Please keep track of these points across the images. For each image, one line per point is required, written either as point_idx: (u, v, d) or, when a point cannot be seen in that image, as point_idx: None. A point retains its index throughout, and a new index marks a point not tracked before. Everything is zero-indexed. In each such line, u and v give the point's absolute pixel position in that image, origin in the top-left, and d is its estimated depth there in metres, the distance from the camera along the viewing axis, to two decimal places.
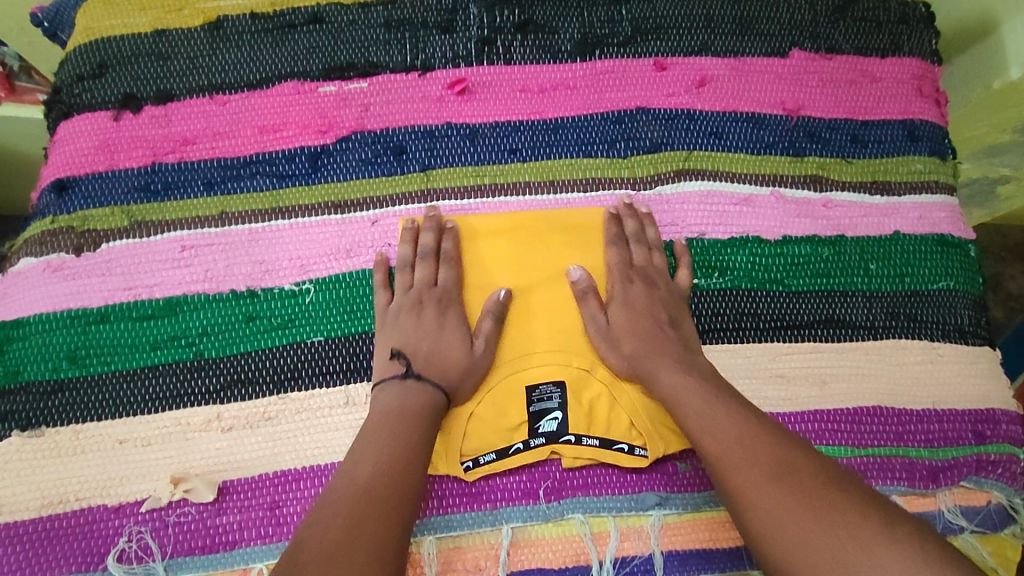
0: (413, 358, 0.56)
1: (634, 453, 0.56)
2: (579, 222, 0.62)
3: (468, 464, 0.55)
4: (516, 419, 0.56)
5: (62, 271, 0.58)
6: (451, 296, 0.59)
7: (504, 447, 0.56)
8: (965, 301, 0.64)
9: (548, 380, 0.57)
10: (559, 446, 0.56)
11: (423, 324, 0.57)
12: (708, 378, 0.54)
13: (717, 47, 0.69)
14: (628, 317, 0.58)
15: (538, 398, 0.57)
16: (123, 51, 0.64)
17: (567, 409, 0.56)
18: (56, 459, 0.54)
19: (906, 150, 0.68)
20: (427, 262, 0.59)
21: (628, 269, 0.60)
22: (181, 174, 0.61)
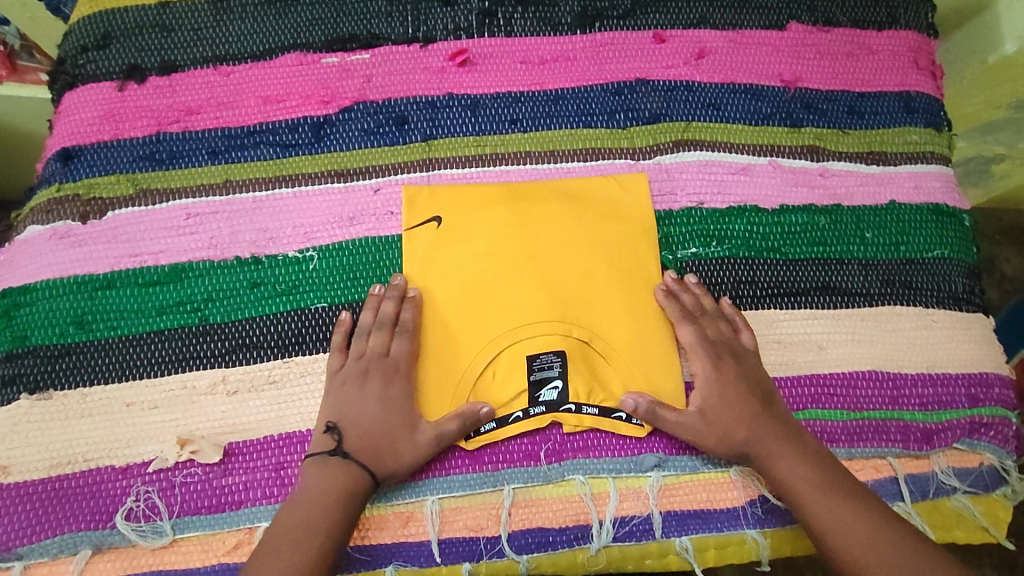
0: (349, 433, 0.53)
1: (632, 420, 0.57)
2: (579, 191, 0.63)
3: (469, 431, 0.56)
4: (516, 388, 0.57)
5: (69, 238, 0.59)
6: (400, 369, 0.56)
7: (504, 414, 0.56)
8: (959, 269, 0.65)
9: (548, 349, 0.57)
10: (559, 413, 0.57)
11: (365, 398, 0.54)
12: (822, 469, 0.54)
13: (716, 20, 0.69)
14: (720, 403, 0.56)
15: (538, 366, 0.57)
16: (127, 22, 0.64)
17: (567, 378, 0.57)
18: (65, 421, 0.54)
19: (902, 121, 0.69)
20: (382, 333, 0.56)
21: (709, 347, 0.58)
22: (185, 144, 0.62)
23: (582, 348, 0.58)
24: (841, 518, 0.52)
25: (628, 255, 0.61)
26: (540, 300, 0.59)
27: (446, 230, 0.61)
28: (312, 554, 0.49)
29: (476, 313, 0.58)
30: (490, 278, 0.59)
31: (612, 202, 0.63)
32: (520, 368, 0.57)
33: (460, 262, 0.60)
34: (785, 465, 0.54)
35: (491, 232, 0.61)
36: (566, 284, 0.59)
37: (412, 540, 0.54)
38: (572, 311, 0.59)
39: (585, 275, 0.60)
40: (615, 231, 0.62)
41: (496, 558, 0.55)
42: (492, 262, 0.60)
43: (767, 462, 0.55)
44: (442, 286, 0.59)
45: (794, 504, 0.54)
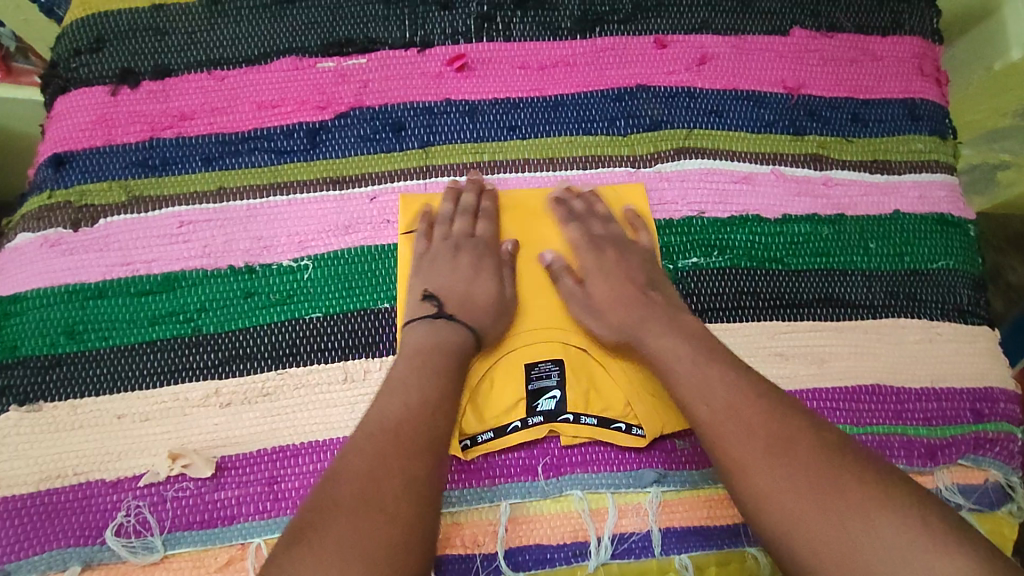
0: (448, 297, 0.56)
1: (632, 432, 0.56)
2: (579, 199, 0.62)
3: (466, 442, 0.55)
4: (513, 396, 0.56)
5: (60, 246, 0.58)
6: (488, 246, 0.60)
7: (502, 425, 0.55)
8: (964, 280, 0.64)
9: (547, 358, 0.57)
10: (558, 424, 0.56)
11: (458, 270, 0.58)
12: (696, 339, 0.53)
13: (718, 26, 0.68)
14: (606, 286, 0.58)
15: (537, 376, 0.57)
16: (121, 26, 0.63)
17: (565, 387, 0.56)
18: (55, 434, 0.53)
19: (906, 129, 0.68)
20: (465, 217, 0.60)
21: (592, 241, 0.60)
22: (179, 150, 0.61)
23: (579, 356, 0.58)
24: (756, 443, 0.46)
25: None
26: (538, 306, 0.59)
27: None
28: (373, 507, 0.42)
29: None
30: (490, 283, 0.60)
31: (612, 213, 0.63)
32: (517, 375, 0.57)
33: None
34: (660, 338, 0.53)
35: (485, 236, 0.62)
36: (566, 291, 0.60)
37: None
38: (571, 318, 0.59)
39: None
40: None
41: None
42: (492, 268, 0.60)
43: (643, 336, 0.54)
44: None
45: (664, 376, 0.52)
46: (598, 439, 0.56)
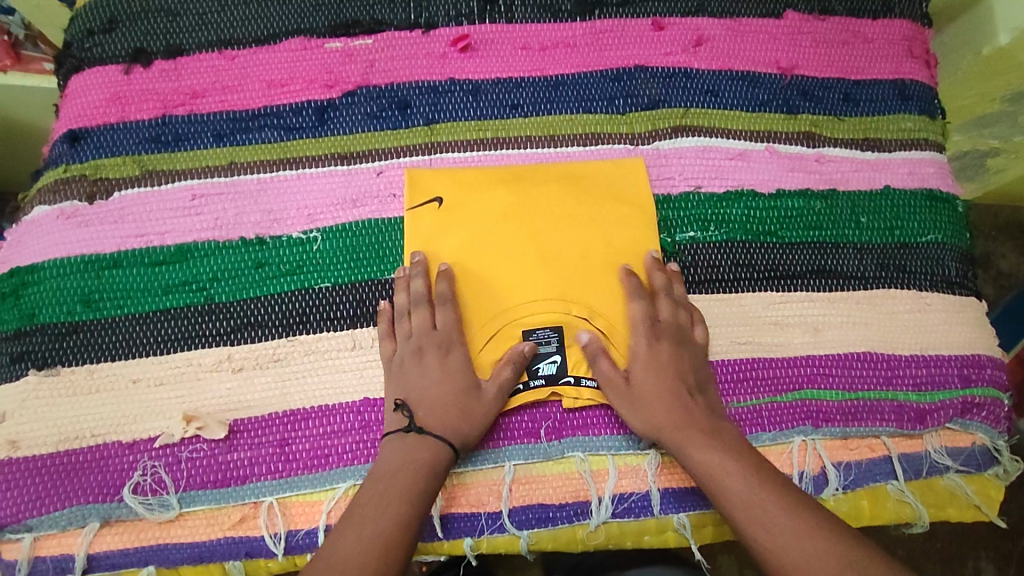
0: (420, 406, 0.54)
1: None
2: (579, 172, 0.64)
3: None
4: (515, 360, 0.58)
5: (76, 218, 0.59)
6: (452, 338, 0.57)
7: None
8: (953, 253, 0.67)
9: (546, 326, 0.59)
10: (558, 387, 0.57)
11: (426, 373, 0.55)
12: (741, 455, 0.53)
13: (713, 9, 0.70)
14: (654, 381, 0.56)
15: (537, 342, 0.58)
16: (133, 7, 0.65)
17: (566, 352, 0.58)
18: (73, 397, 0.55)
19: (895, 107, 0.70)
20: (423, 308, 0.57)
21: (654, 327, 0.58)
22: (190, 127, 0.63)
23: (578, 323, 0.59)
24: (792, 522, 0.49)
25: (625, 231, 0.62)
26: (538, 277, 0.60)
27: (448, 209, 0.61)
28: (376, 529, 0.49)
29: (478, 287, 0.59)
30: (492, 252, 0.60)
31: (610, 182, 0.64)
32: (518, 339, 0.58)
33: (460, 237, 0.61)
34: (705, 449, 0.53)
35: (487, 209, 0.61)
36: (565, 262, 0.60)
37: None
38: (571, 290, 0.60)
39: (583, 254, 0.61)
40: (612, 211, 0.63)
41: (497, 533, 0.56)
42: (492, 236, 0.61)
43: (689, 443, 0.54)
44: (446, 261, 0.60)
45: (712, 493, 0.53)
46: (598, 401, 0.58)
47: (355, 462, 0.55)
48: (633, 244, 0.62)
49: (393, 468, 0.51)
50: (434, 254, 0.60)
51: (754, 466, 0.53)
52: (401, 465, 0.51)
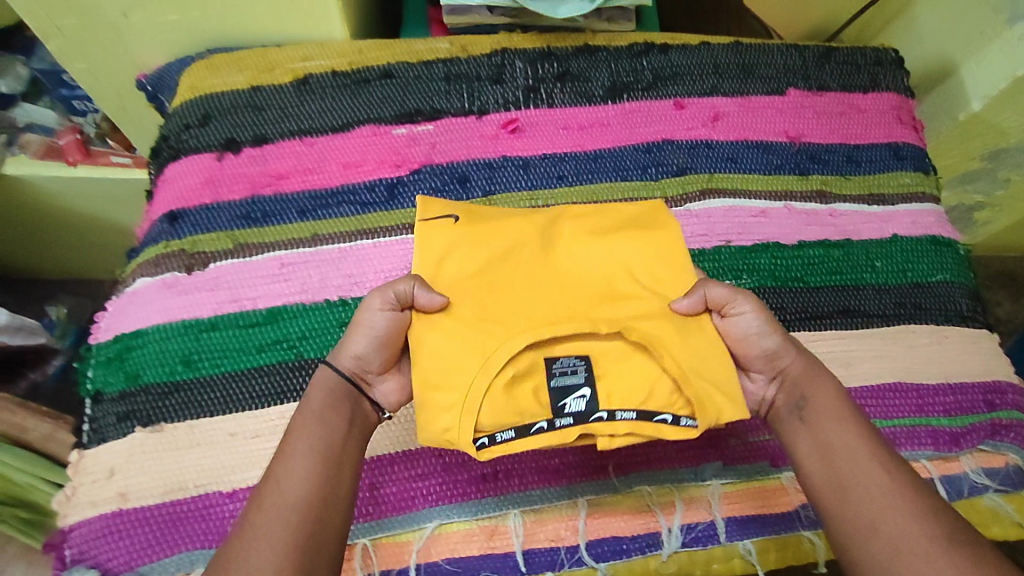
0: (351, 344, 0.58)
1: (680, 423, 0.54)
2: (590, 210, 0.65)
3: (483, 440, 0.53)
4: (537, 392, 0.55)
5: (175, 287, 0.66)
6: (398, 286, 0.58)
7: (526, 426, 0.53)
8: (961, 291, 0.74)
9: (573, 354, 0.56)
10: (590, 424, 0.54)
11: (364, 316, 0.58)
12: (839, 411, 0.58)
13: (725, 90, 0.81)
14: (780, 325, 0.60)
15: (561, 371, 0.55)
16: (224, 104, 0.75)
17: (594, 385, 0.55)
18: (176, 452, 0.59)
19: (894, 167, 0.80)
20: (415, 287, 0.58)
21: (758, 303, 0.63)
22: (277, 204, 0.70)
23: (605, 346, 0.57)
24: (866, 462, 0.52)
25: (658, 255, 0.61)
26: (557, 300, 0.58)
27: (464, 224, 0.62)
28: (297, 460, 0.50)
29: (501, 308, 0.57)
30: (514, 274, 0.59)
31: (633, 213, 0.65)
32: (538, 370, 0.56)
33: (478, 258, 0.59)
34: (827, 387, 0.57)
35: (518, 234, 0.62)
36: (586, 286, 0.60)
37: (497, 552, 0.59)
38: (598, 309, 0.58)
39: (607, 281, 0.60)
40: (636, 232, 0.62)
41: (576, 567, 0.59)
42: (513, 258, 0.60)
43: (814, 373, 0.57)
44: (464, 276, 0.59)
45: (811, 416, 0.55)
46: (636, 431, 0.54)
47: (440, 502, 0.59)
48: (664, 265, 0.61)
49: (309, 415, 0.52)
50: (454, 273, 0.59)
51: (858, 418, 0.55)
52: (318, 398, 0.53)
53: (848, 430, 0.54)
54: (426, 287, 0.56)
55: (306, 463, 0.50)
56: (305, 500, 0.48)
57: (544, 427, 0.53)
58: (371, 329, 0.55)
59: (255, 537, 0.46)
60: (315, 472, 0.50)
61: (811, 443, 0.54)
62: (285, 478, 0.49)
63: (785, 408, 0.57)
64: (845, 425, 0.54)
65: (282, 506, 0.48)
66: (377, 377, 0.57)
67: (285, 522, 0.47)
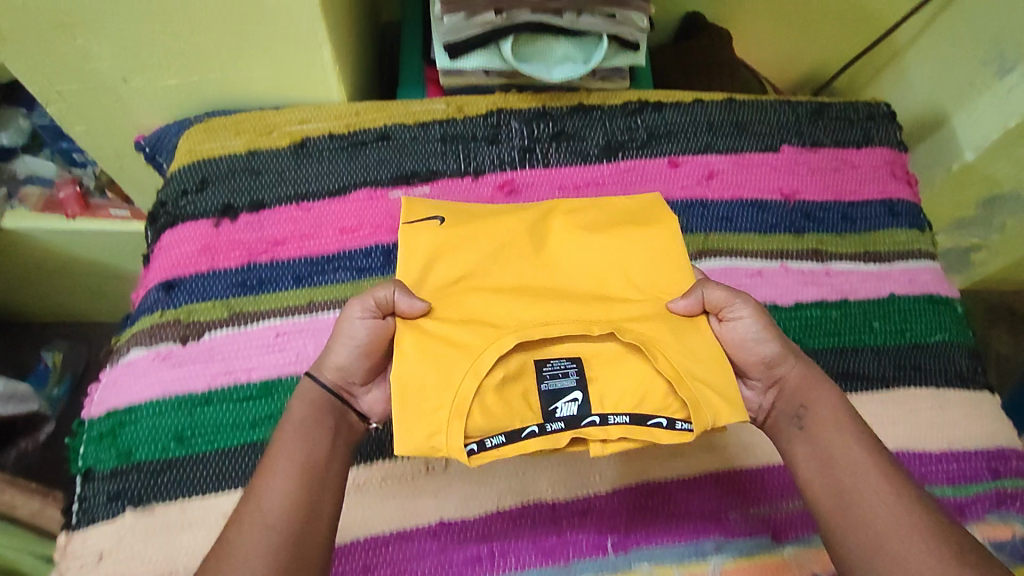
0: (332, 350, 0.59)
1: (676, 428, 0.54)
2: (578, 207, 0.68)
3: (472, 446, 0.52)
4: (529, 396, 0.55)
5: (169, 359, 0.65)
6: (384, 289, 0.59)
7: (516, 431, 0.53)
8: (961, 351, 0.74)
9: (563, 357, 0.57)
10: (582, 428, 0.54)
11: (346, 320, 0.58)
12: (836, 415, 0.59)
13: (720, 147, 0.81)
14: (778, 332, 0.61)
15: (551, 373, 0.56)
16: (221, 168, 0.75)
17: (586, 388, 0.56)
18: (168, 534, 0.58)
19: (889, 224, 0.80)
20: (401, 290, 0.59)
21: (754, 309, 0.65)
22: (273, 271, 0.70)
23: (595, 347, 0.57)
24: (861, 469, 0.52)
25: (646, 255, 0.63)
26: (548, 300, 0.58)
27: (450, 229, 0.63)
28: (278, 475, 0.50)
29: (489, 306, 0.58)
30: (501, 278, 0.61)
31: (623, 212, 0.67)
32: (529, 374, 0.56)
33: (467, 263, 0.62)
34: (826, 394, 0.57)
35: (506, 241, 0.64)
36: (575, 286, 0.62)
37: None
38: (592, 307, 0.58)
39: (598, 280, 0.62)
40: (623, 232, 0.64)
41: None
42: (501, 264, 0.62)
43: (813, 383, 0.58)
44: (451, 281, 0.61)
45: (806, 420, 0.56)
46: (630, 437, 0.53)
47: None
48: (652, 263, 0.63)
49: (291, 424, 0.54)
50: (443, 277, 0.61)
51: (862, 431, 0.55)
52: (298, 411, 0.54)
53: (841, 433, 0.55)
54: (407, 292, 0.57)
55: (285, 478, 0.50)
56: (284, 515, 0.48)
57: (535, 430, 0.53)
58: (352, 340, 0.56)
59: (233, 554, 0.46)
60: (294, 487, 0.50)
61: (809, 450, 0.55)
62: (265, 492, 0.50)
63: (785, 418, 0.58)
64: (846, 436, 0.55)
65: (261, 523, 0.48)
66: (360, 387, 0.58)
67: (264, 538, 0.47)
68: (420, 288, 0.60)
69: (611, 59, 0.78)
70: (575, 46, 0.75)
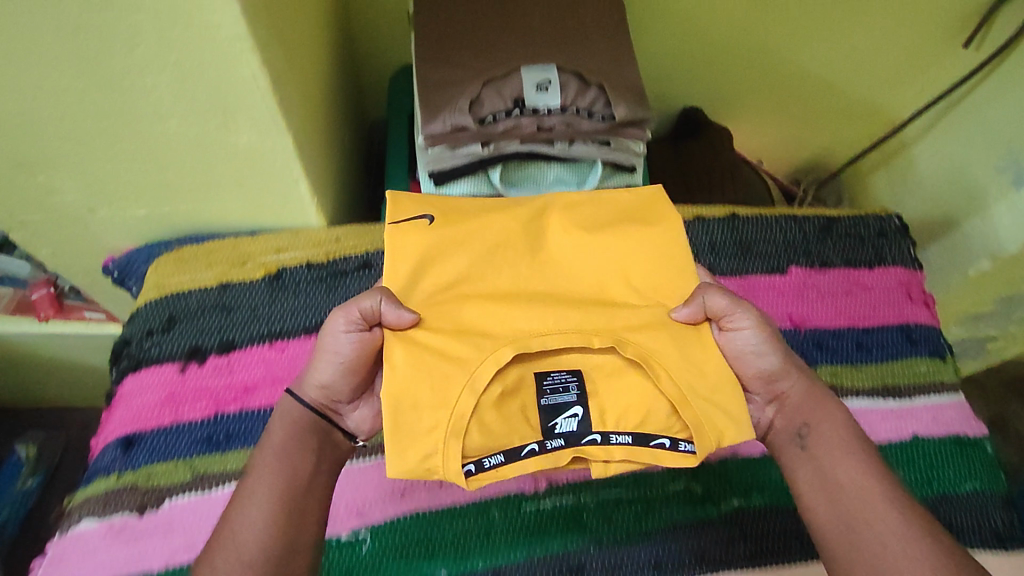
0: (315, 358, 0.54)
1: (680, 450, 0.50)
2: (579, 200, 0.60)
3: (471, 468, 0.49)
4: (526, 414, 0.52)
5: (124, 534, 0.59)
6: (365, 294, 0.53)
7: (514, 449, 0.50)
8: (995, 502, 0.67)
9: (564, 370, 0.53)
10: (583, 448, 0.50)
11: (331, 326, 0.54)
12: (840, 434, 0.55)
13: (723, 269, 0.77)
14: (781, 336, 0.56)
15: (551, 389, 0.52)
16: (191, 305, 0.70)
17: (587, 404, 0.52)
18: None
19: (906, 352, 0.74)
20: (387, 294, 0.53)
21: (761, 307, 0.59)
22: (242, 422, 0.65)
23: (595, 359, 0.54)
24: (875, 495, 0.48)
25: (648, 251, 0.57)
26: (544, 306, 0.53)
27: (438, 227, 0.55)
28: (256, 505, 0.48)
29: (481, 317, 0.52)
30: (491, 277, 0.55)
31: (624, 208, 0.60)
32: (529, 388, 0.53)
33: (457, 263, 0.55)
34: (830, 414, 0.53)
35: (500, 241, 0.56)
36: (574, 290, 0.56)
37: None
38: (592, 314, 0.53)
39: (599, 281, 0.56)
40: (623, 229, 0.58)
41: None
42: (496, 261, 0.56)
43: (815, 404, 0.54)
44: (438, 287, 0.54)
45: (809, 441, 0.52)
46: (633, 459, 0.50)
47: None
48: (657, 263, 0.57)
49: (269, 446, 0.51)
50: (430, 283, 0.54)
51: (869, 453, 0.51)
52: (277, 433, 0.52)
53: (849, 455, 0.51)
54: (395, 303, 0.51)
55: (262, 511, 0.48)
56: (261, 550, 0.46)
57: (535, 449, 0.50)
58: (335, 355, 0.51)
59: None
60: (272, 520, 0.48)
61: (814, 474, 0.51)
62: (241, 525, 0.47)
63: (784, 434, 0.54)
64: (853, 460, 0.50)
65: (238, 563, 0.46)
66: (346, 405, 0.54)
67: None
68: (406, 296, 0.53)
69: (606, 180, 0.72)
70: (567, 170, 0.70)
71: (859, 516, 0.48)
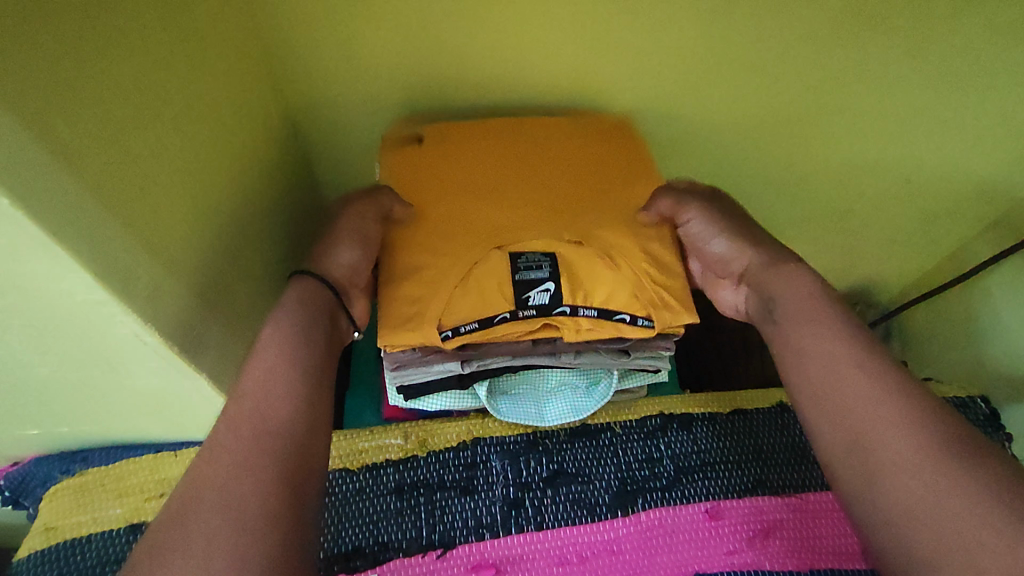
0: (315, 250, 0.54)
1: (637, 322, 0.55)
2: (551, 123, 0.67)
3: (447, 333, 0.53)
4: (502, 288, 0.55)
5: None
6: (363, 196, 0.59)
7: (488, 319, 0.54)
8: None
9: (540, 252, 0.56)
10: (553, 317, 0.55)
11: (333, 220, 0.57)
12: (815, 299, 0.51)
13: (774, 483, 0.62)
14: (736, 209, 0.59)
15: (526, 267, 0.56)
16: (88, 559, 0.53)
17: (558, 278, 0.55)
18: None
19: None
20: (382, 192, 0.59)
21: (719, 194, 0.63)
22: None
23: (574, 251, 0.57)
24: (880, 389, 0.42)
25: (623, 169, 0.64)
26: (522, 202, 0.59)
27: (432, 144, 0.64)
28: (274, 376, 0.43)
29: (465, 210, 0.59)
30: (469, 179, 0.61)
31: (596, 131, 0.66)
32: (504, 265, 0.56)
33: (443, 181, 0.61)
34: (792, 276, 0.50)
35: (488, 162, 0.62)
36: (556, 192, 0.61)
37: None
38: (560, 214, 0.59)
39: (575, 183, 0.62)
40: (587, 155, 0.64)
41: None
42: (476, 185, 0.61)
43: (772, 268, 0.52)
44: (429, 184, 0.61)
45: (778, 311, 0.49)
46: (598, 329, 0.55)
47: None
48: (627, 174, 0.63)
49: (290, 313, 0.47)
50: (417, 190, 0.60)
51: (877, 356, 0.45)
52: (299, 305, 0.48)
53: (828, 326, 0.46)
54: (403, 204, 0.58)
55: (289, 380, 0.44)
56: (283, 421, 0.42)
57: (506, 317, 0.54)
58: (363, 239, 0.54)
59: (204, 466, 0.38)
60: (294, 395, 0.43)
61: (779, 343, 0.48)
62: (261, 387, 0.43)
63: (756, 310, 0.52)
64: (826, 327, 0.46)
65: (256, 430, 0.41)
66: (357, 293, 0.54)
67: (254, 455, 0.39)
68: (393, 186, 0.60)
69: (626, 381, 0.64)
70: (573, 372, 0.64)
71: (841, 408, 0.42)
